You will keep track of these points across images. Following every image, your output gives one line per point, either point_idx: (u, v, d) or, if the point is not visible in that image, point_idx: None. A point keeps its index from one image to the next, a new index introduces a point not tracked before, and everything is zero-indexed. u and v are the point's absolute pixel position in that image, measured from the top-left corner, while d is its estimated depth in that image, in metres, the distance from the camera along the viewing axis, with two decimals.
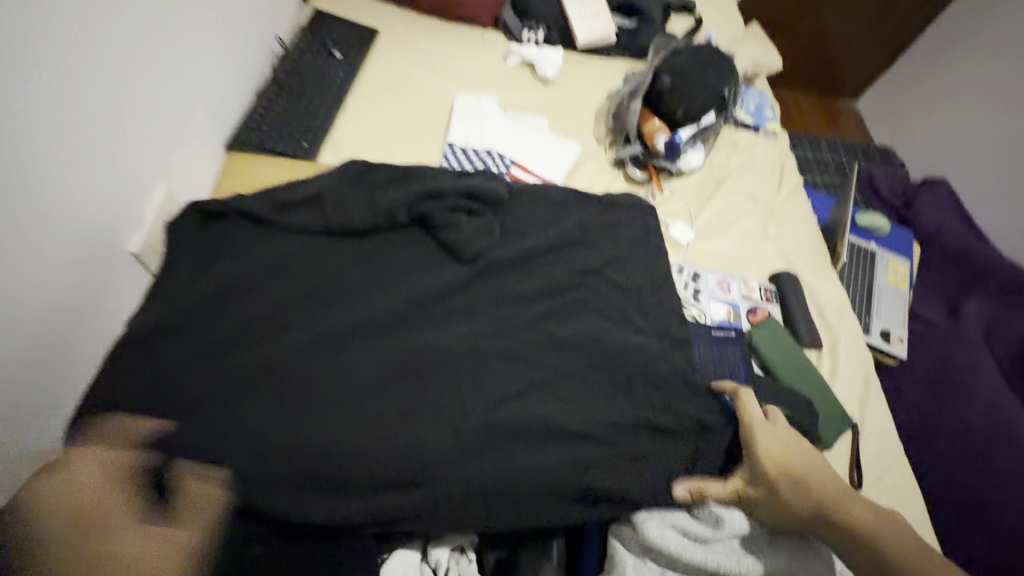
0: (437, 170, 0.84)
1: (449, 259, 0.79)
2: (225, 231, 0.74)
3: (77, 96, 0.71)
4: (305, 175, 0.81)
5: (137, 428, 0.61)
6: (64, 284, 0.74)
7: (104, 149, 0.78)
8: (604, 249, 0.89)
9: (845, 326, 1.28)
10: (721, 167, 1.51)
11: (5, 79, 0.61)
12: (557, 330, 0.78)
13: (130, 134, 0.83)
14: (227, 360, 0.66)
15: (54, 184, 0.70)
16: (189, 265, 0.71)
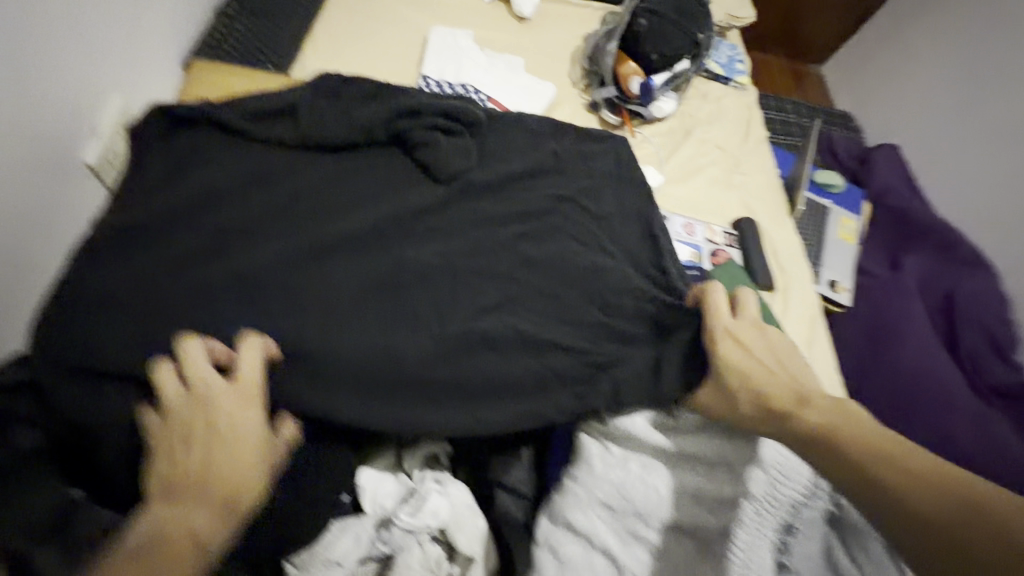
0: (415, 90, 0.83)
1: (426, 178, 0.79)
2: (195, 140, 0.72)
3: None
4: (277, 88, 0.78)
5: (109, 328, 0.60)
6: (19, 189, 0.70)
7: (56, 47, 0.73)
8: (577, 177, 0.86)
9: (797, 271, 1.36)
10: (691, 117, 1.54)
11: None
12: (536, 250, 0.78)
13: (85, 36, 0.78)
14: (202, 266, 0.65)
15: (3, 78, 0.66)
16: (159, 172, 0.69)
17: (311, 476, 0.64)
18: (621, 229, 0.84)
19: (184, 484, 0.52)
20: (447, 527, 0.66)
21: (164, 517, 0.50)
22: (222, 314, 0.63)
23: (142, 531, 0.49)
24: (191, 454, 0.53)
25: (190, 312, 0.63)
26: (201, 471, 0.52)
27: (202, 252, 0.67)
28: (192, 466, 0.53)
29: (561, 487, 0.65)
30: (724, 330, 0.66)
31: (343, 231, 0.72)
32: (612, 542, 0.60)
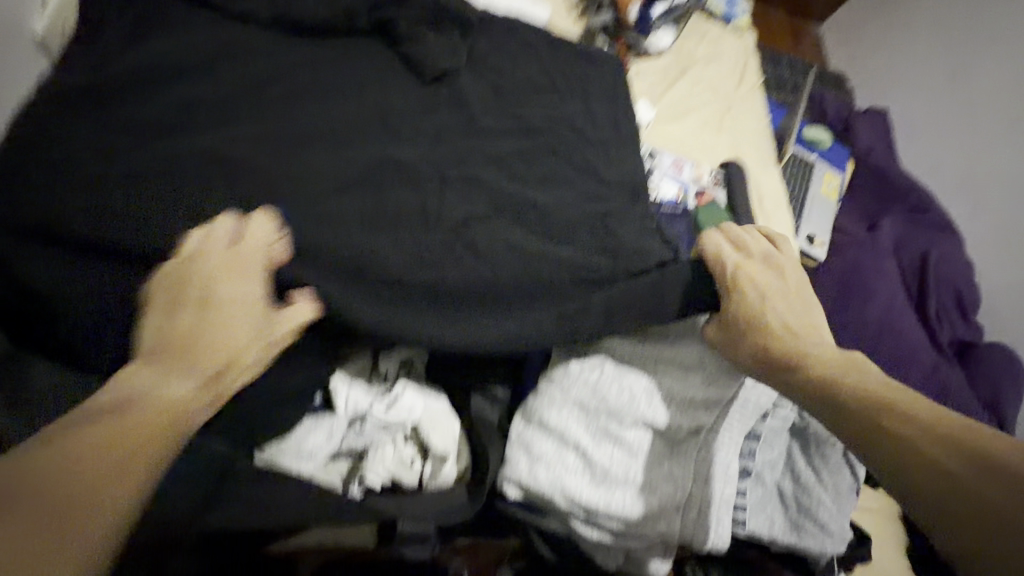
0: None
1: (410, 75, 0.74)
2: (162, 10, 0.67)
3: None
4: None
5: (68, 198, 0.57)
6: None
7: None
8: (575, 88, 0.82)
9: (779, 217, 1.36)
10: (687, 55, 1.49)
11: None
12: (524, 159, 0.74)
13: None
14: (167, 144, 0.61)
15: None
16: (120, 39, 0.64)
17: (278, 369, 0.61)
18: (616, 145, 0.79)
19: (174, 343, 0.50)
20: (421, 425, 0.66)
21: (146, 378, 0.47)
22: (187, 193, 0.60)
23: (121, 387, 0.46)
24: (182, 319, 0.51)
25: (154, 188, 0.59)
26: (194, 333, 0.51)
27: (167, 128, 0.62)
28: (182, 330, 0.51)
29: (536, 388, 0.65)
30: (737, 267, 0.63)
31: (321, 122, 0.68)
32: (585, 439, 0.60)
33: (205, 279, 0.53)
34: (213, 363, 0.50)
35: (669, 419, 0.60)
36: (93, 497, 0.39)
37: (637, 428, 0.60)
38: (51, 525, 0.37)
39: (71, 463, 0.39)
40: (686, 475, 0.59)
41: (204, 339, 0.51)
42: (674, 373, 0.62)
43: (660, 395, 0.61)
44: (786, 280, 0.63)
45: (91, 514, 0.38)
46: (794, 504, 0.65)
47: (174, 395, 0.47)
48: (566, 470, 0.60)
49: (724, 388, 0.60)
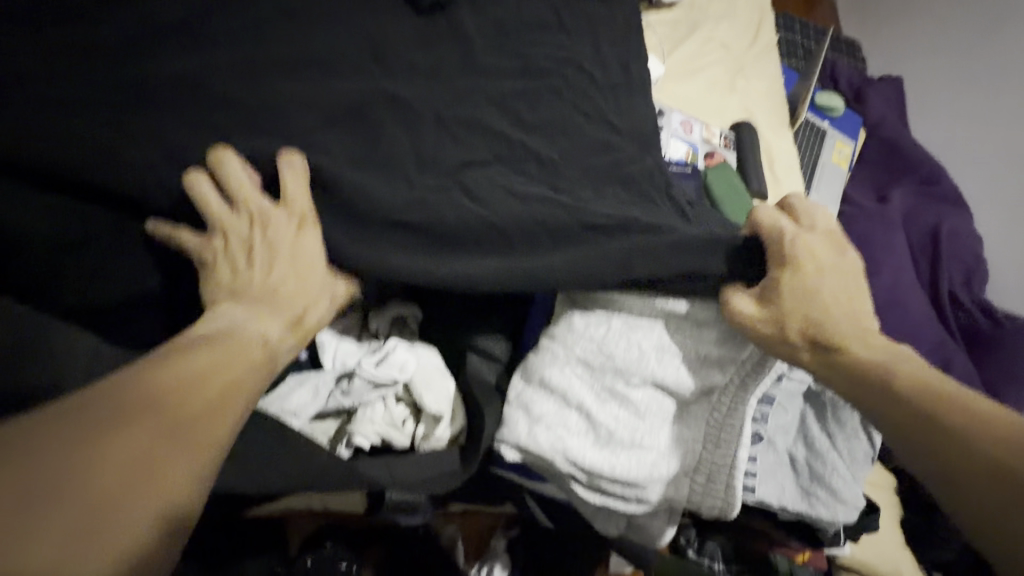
0: None
1: (404, 3, 0.67)
2: None
3: None
4: None
5: (21, 125, 0.51)
6: None
7: None
8: (584, 26, 0.75)
9: (790, 182, 1.31)
10: (700, 9, 1.41)
11: None
12: (528, 100, 0.68)
13: None
14: (132, 69, 0.55)
15: None
16: None
17: None
18: (628, 90, 0.73)
19: (250, 293, 0.50)
20: (412, 384, 0.61)
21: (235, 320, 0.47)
22: (156, 122, 0.54)
23: (206, 327, 0.46)
24: (259, 268, 0.51)
25: (120, 116, 0.53)
26: (270, 283, 0.51)
27: (131, 50, 0.56)
28: (260, 278, 0.51)
29: (537, 347, 0.60)
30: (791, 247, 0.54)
31: (303, 51, 0.61)
32: (589, 400, 0.56)
33: (277, 230, 0.52)
34: (288, 314, 0.50)
35: (680, 380, 0.55)
36: (205, 421, 0.38)
37: (645, 389, 0.56)
38: (168, 438, 0.36)
39: (183, 385, 0.39)
40: (696, 439, 0.56)
41: (284, 290, 0.51)
42: (686, 332, 0.57)
43: (671, 353, 0.56)
44: (843, 257, 0.55)
45: (203, 435, 0.38)
46: (806, 469, 0.62)
47: (266, 340, 0.47)
48: (569, 432, 0.56)
49: (739, 347, 0.56)
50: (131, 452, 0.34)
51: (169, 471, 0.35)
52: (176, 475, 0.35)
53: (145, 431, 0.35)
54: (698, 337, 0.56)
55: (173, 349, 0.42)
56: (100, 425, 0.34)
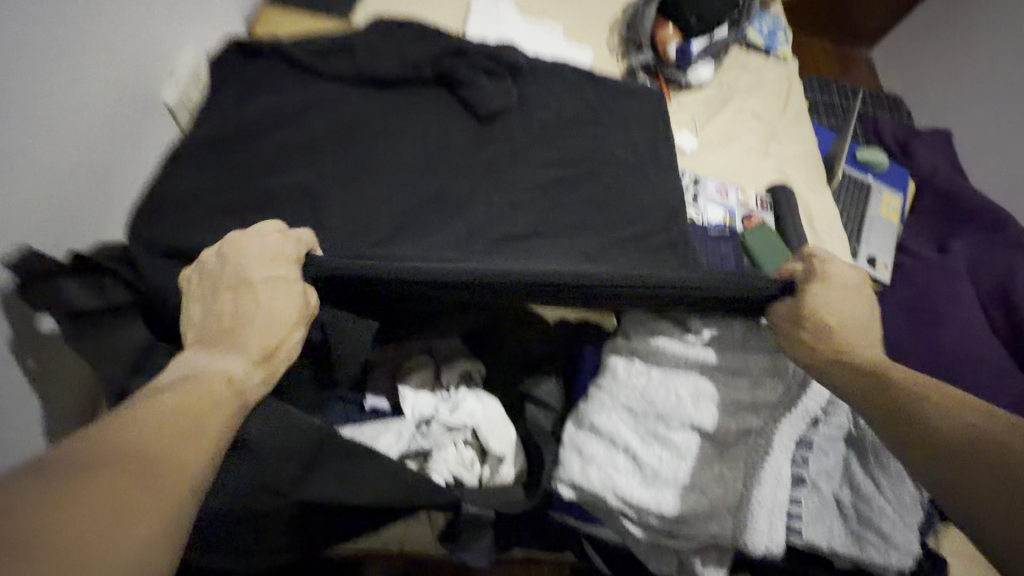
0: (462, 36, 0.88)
1: (468, 116, 0.83)
2: (265, 72, 0.80)
3: None
4: (335, 30, 0.85)
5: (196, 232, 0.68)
6: (112, 114, 0.78)
7: None
8: (615, 122, 0.89)
9: (833, 237, 1.35)
10: (729, 86, 1.54)
11: None
12: (571, 186, 0.81)
13: None
14: (267, 182, 0.72)
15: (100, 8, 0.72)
16: (234, 97, 0.77)
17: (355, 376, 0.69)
18: (656, 170, 0.85)
19: (219, 332, 0.54)
20: (479, 430, 0.71)
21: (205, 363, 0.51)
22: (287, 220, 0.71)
23: (175, 372, 0.50)
24: (229, 311, 0.56)
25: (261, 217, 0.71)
26: (239, 319, 0.55)
27: (269, 168, 0.74)
28: (231, 321, 0.55)
29: (587, 396, 0.69)
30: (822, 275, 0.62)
31: (393, 159, 0.78)
32: (634, 441, 0.63)
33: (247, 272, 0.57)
34: (254, 352, 0.54)
35: (714, 423, 0.61)
36: (171, 463, 0.42)
37: (684, 431, 0.62)
38: (129, 480, 0.39)
39: (146, 435, 0.42)
40: (737, 477, 0.61)
41: (247, 329, 0.55)
42: (724, 379, 0.63)
43: (707, 399, 0.63)
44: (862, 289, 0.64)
45: (173, 479, 0.41)
46: (854, 515, 0.65)
47: (230, 377, 0.50)
48: (617, 470, 0.63)
49: (770, 391, 0.63)
50: (91, 503, 0.36)
51: (135, 519, 0.38)
52: (144, 521, 0.38)
53: (110, 479, 0.38)
54: (735, 385, 0.63)
55: (145, 396, 0.46)
56: (68, 480, 0.37)
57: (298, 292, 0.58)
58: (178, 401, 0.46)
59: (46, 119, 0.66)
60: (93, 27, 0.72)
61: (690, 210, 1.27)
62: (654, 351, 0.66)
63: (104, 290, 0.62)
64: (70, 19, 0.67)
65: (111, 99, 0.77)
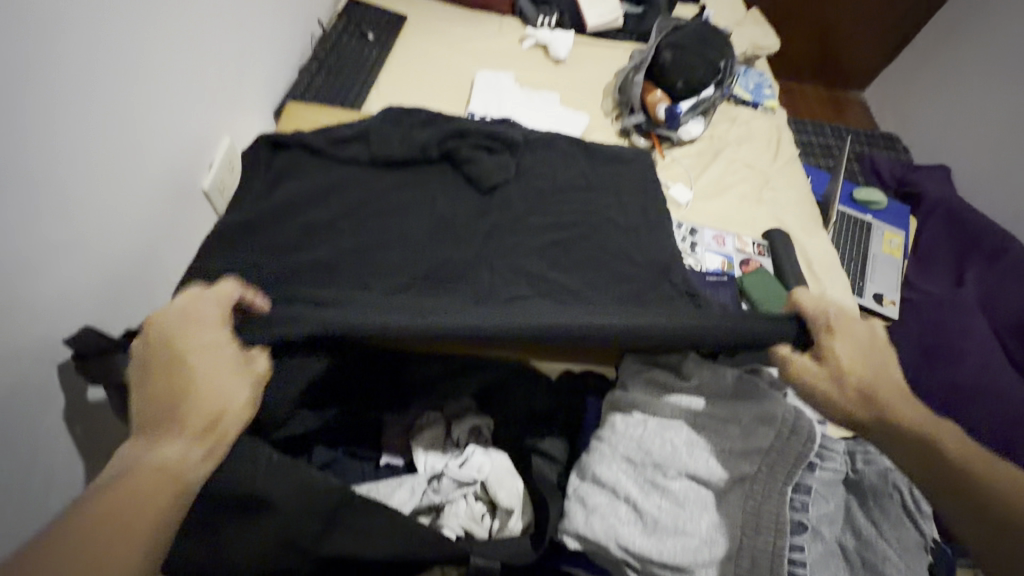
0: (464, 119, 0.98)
1: (470, 189, 0.91)
2: (290, 160, 0.91)
3: (170, 52, 0.87)
4: (352, 119, 0.97)
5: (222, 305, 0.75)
6: (157, 205, 0.88)
7: (187, 99, 0.93)
8: (607, 186, 0.96)
9: (832, 278, 1.38)
10: (721, 138, 1.62)
11: (125, 38, 0.77)
12: (567, 248, 0.88)
13: (206, 89, 0.99)
14: (290, 257, 0.80)
15: (148, 118, 0.84)
16: (262, 184, 0.87)
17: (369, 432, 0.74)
18: (646, 230, 0.92)
19: (159, 406, 0.54)
20: (489, 483, 0.74)
21: (145, 445, 0.52)
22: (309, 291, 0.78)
23: (120, 456, 0.52)
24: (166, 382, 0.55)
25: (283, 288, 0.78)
26: (179, 389, 0.55)
27: (292, 245, 0.82)
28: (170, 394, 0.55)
29: (590, 448, 0.73)
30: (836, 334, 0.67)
31: (403, 232, 0.86)
32: (635, 491, 0.66)
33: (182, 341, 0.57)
34: (196, 425, 0.53)
35: (719, 474, 0.64)
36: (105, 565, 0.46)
37: (681, 480, 0.65)
38: None
39: (89, 536, 0.47)
40: (735, 525, 0.62)
41: (189, 401, 0.54)
42: (714, 427, 0.67)
43: (702, 448, 0.66)
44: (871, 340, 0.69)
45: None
46: (859, 561, 0.65)
47: (169, 461, 0.51)
48: (620, 520, 0.65)
49: (760, 438, 0.64)
50: None
51: None
52: None
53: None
54: (726, 433, 0.66)
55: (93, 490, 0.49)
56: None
57: (241, 356, 0.59)
58: (118, 495, 0.49)
59: (102, 214, 0.76)
60: (143, 133, 0.83)
61: (689, 259, 1.32)
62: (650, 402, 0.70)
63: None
64: (125, 128, 0.79)
65: (155, 191, 0.88)
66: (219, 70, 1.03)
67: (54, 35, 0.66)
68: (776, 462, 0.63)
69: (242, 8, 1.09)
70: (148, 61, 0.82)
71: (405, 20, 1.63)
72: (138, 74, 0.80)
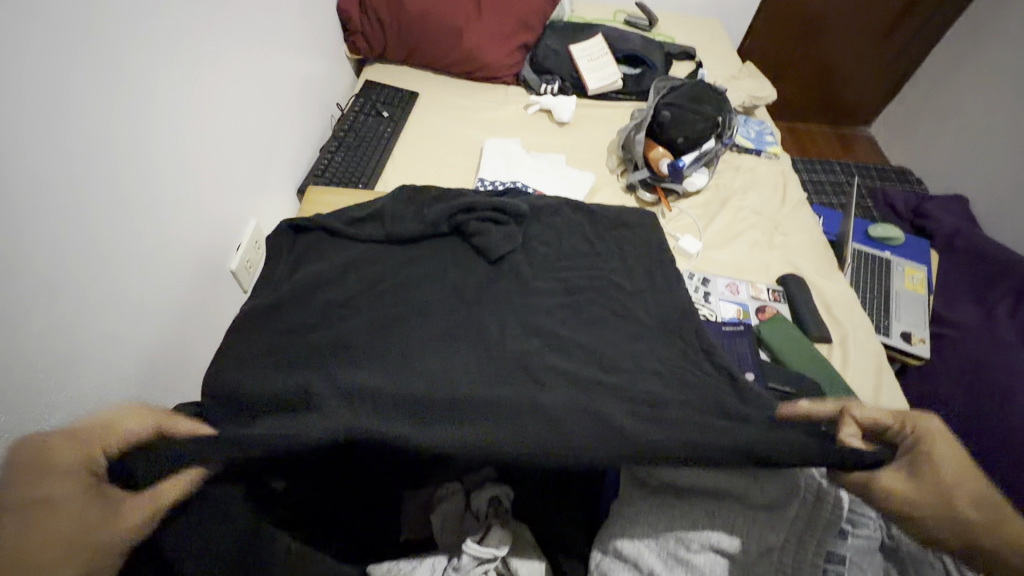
0: (472, 193, 1.04)
1: (480, 259, 0.95)
2: (311, 242, 0.97)
3: (197, 151, 0.95)
4: (369, 200, 1.04)
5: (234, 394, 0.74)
6: (188, 291, 0.94)
7: (214, 188, 1.01)
8: (613, 249, 1.00)
9: (853, 320, 1.36)
10: (726, 187, 1.65)
11: (155, 145, 0.84)
12: (577, 313, 0.89)
13: (231, 179, 1.07)
14: (310, 336, 0.84)
15: (178, 214, 0.91)
16: (285, 266, 0.93)
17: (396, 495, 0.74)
18: (653, 291, 0.93)
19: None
20: (510, 557, 0.74)
21: None
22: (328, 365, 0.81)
23: None
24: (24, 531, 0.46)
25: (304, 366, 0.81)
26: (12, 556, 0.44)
27: (312, 324, 0.86)
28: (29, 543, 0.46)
29: (611, 520, 0.71)
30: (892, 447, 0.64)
31: (417, 307, 0.89)
32: (658, 566, 0.64)
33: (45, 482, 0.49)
34: None
35: (737, 543, 0.62)
36: None
37: (705, 553, 0.63)
38: None
39: None
40: None
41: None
42: (742, 490, 0.64)
43: (725, 518, 0.64)
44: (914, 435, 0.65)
45: None
46: None
47: None
48: None
49: (786, 504, 0.62)
50: None
51: None
52: None
53: None
54: (754, 495, 0.64)
55: None
56: None
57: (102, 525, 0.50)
58: None
59: (134, 307, 0.81)
60: (173, 225, 0.90)
61: (703, 309, 1.32)
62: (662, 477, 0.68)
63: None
64: (160, 225, 0.86)
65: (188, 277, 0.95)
66: (245, 163, 1.12)
67: (100, 153, 0.74)
68: (810, 531, 0.61)
69: (264, 102, 1.19)
70: (175, 163, 0.89)
71: (416, 96, 1.74)
72: (172, 176, 0.89)
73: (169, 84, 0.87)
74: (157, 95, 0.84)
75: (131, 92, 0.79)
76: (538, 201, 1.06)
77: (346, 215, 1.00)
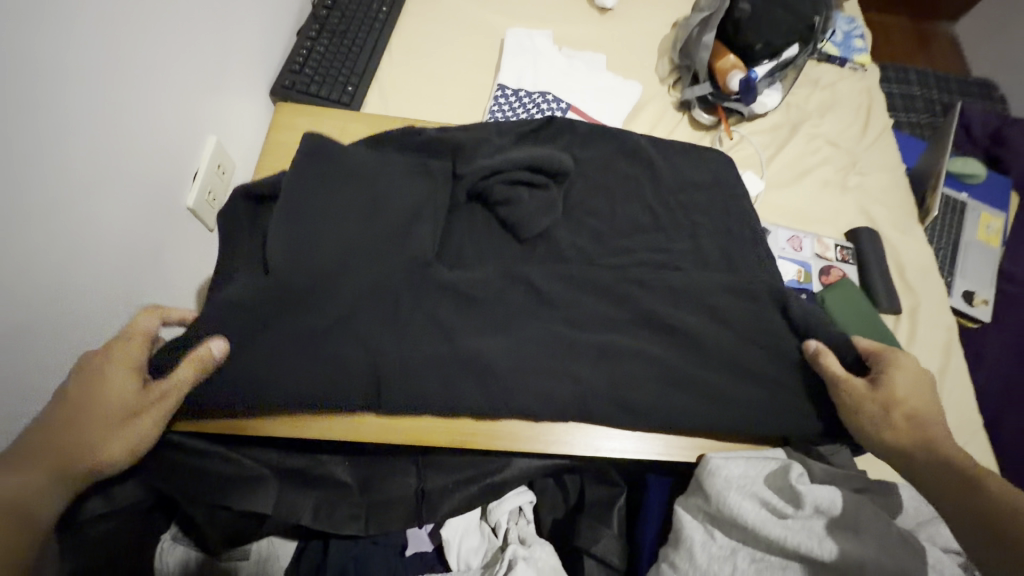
0: (496, 129, 0.79)
1: (506, 228, 0.73)
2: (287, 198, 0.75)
3: (110, 76, 0.65)
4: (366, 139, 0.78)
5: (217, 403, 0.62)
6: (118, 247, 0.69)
7: (150, 102, 0.72)
8: (674, 214, 0.77)
9: (928, 289, 1.17)
10: (799, 109, 1.35)
11: (42, 87, 0.56)
12: (629, 301, 0.70)
13: (176, 92, 0.77)
14: None
15: (107, 190, 0.66)
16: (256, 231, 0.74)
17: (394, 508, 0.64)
18: (724, 273, 0.73)
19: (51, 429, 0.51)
20: None
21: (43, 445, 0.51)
22: (289, 367, 0.60)
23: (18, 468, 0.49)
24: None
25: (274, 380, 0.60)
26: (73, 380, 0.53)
27: (269, 315, 0.61)
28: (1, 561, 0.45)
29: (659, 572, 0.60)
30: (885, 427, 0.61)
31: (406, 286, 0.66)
32: None
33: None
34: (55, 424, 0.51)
35: None
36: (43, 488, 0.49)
37: None
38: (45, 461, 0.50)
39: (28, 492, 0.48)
40: None
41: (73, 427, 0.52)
42: (810, 546, 0.54)
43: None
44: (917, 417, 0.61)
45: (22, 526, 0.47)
46: None
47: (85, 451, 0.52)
48: None
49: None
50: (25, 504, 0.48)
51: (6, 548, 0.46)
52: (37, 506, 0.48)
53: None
54: (820, 551, 0.53)
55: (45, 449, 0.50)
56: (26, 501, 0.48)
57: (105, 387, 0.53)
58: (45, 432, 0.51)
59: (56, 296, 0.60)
60: (97, 184, 0.65)
61: None
62: (753, 529, 0.56)
63: (111, 492, 0.58)
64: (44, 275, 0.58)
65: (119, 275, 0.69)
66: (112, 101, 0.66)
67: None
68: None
69: None
70: (77, 105, 0.61)
71: None
72: (97, 126, 0.64)
73: (54, 24, 0.57)
74: (53, 37, 0.57)
75: (19, 58, 0.54)
76: (581, 143, 0.81)
77: (317, 153, 0.68)
